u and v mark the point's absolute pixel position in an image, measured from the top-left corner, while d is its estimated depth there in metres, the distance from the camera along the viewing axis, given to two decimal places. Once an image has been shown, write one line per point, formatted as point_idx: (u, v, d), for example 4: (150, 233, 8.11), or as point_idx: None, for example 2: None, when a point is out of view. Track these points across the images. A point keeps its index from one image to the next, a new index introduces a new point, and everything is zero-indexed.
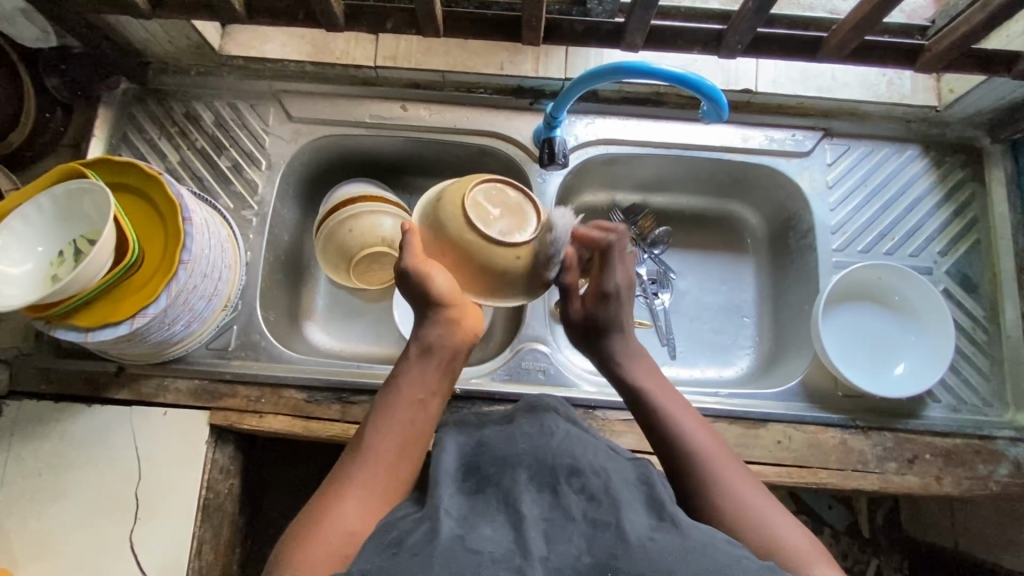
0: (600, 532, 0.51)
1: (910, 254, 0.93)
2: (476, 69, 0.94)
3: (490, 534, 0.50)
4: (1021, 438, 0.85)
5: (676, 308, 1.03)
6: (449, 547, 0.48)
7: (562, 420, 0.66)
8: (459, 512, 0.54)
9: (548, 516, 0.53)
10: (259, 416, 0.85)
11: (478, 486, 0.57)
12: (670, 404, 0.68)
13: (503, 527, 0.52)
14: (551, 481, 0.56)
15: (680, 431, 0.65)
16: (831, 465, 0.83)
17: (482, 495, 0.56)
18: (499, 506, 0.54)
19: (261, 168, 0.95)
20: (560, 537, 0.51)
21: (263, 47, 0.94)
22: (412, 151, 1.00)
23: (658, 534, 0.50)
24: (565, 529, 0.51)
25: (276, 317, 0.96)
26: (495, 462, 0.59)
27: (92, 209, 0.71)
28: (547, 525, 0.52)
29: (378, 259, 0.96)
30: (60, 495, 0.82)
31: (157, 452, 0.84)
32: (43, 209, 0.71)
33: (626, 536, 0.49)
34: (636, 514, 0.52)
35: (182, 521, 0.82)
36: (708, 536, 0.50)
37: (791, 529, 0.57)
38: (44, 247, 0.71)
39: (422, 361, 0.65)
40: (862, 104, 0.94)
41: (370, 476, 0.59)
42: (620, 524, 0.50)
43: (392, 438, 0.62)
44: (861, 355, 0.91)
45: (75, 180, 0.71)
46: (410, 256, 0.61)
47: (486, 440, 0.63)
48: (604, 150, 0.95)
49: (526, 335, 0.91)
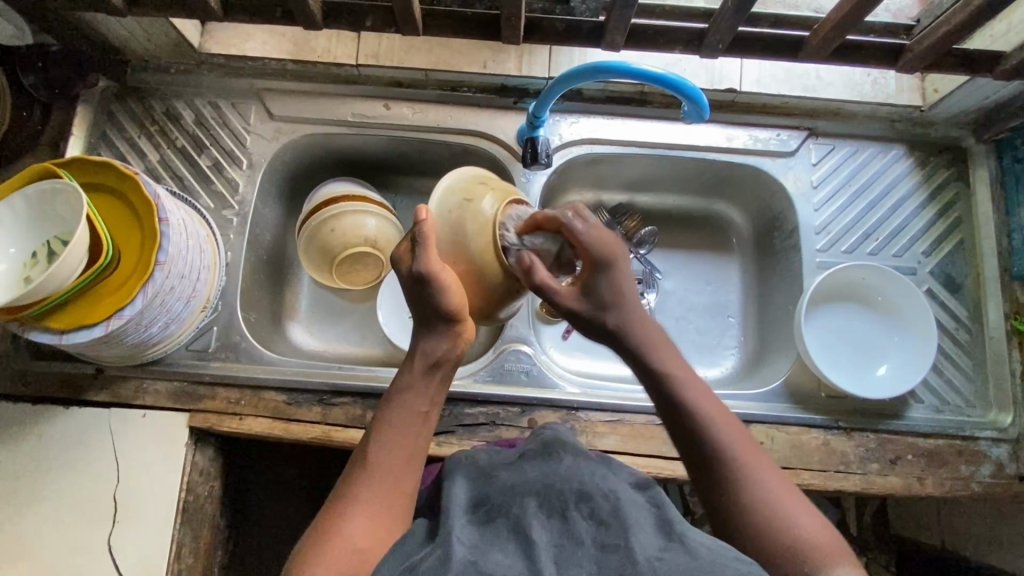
0: (609, 555, 0.49)
1: (895, 254, 0.93)
2: (459, 68, 0.93)
3: (502, 559, 0.49)
4: (1003, 439, 0.85)
5: (662, 308, 1.02)
6: (462, 569, 0.47)
7: (571, 449, 0.64)
8: (470, 540, 0.52)
9: (558, 541, 0.51)
10: (239, 418, 0.85)
11: (487, 515, 0.55)
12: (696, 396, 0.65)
13: (514, 554, 0.50)
14: (559, 507, 0.55)
15: (704, 426, 0.63)
16: (814, 466, 0.83)
17: (492, 525, 0.54)
18: (509, 536, 0.52)
19: (243, 168, 0.94)
20: (570, 563, 0.49)
21: (243, 45, 0.93)
22: (395, 150, 0.99)
23: (665, 553, 0.49)
24: (575, 554, 0.50)
25: (258, 318, 0.95)
26: (504, 491, 0.58)
27: (65, 210, 0.70)
28: (557, 551, 0.50)
29: (361, 259, 0.95)
30: (38, 499, 0.81)
31: (136, 455, 0.83)
32: (15, 209, 0.70)
33: (634, 557, 0.48)
34: (646, 536, 0.51)
35: (162, 524, 0.81)
36: (716, 553, 0.48)
37: (813, 524, 0.56)
38: (17, 248, 0.70)
39: (420, 373, 0.64)
40: (847, 103, 0.93)
41: (374, 494, 0.57)
42: (629, 544, 0.49)
43: (392, 454, 0.60)
44: (846, 356, 0.91)
45: (47, 180, 0.70)
46: (426, 262, 0.59)
47: (497, 473, 0.62)
48: (587, 150, 0.95)
49: (509, 336, 0.90)
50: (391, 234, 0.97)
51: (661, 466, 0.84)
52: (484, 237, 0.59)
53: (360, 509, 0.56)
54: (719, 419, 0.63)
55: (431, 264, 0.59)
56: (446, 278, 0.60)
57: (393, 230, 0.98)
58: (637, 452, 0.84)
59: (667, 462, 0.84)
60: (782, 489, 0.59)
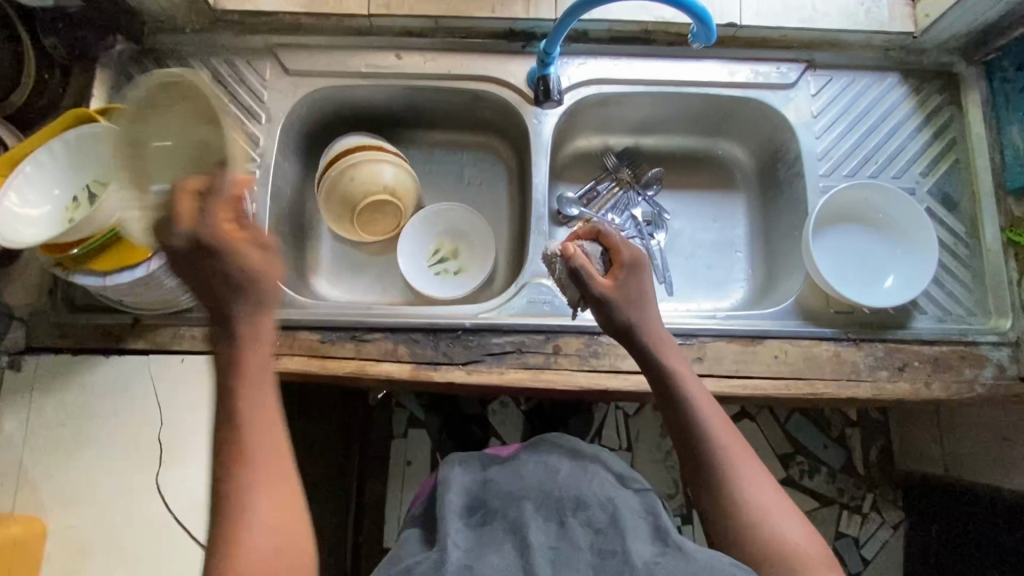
0: (606, 559, 0.57)
1: (895, 175, 0.97)
2: (469, 14, 0.96)
3: (497, 561, 0.57)
4: (1004, 342, 0.90)
5: (671, 247, 1.08)
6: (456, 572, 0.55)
7: (567, 455, 0.73)
8: (466, 544, 0.60)
9: (556, 544, 0.59)
10: (276, 358, 0.88)
11: (485, 518, 0.65)
12: (695, 396, 0.71)
13: (510, 553, 0.58)
14: (558, 514, 0.63)
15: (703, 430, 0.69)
16: (826, 375, 0.88)
17: (489, 528, 0.63)
18: (507, 536, 0.61)
19: (262, 122, 0.97)
20: (567, 564, 0.57)
21: (258, 2, 0.96)
22: (408, 101, 1.03)
23: (662, 558, 0.56)
24: (572, 557, 0.58)
25: (284, 268, 0.98)
26: (500, 496, 0.68)
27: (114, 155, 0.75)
28: (553, 554, 0.58)
29: (381, 208, 1.00)
30: (87, 444, 0.85)
31: (179, 398, 0.86)
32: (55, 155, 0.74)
33: (631, 561, 0.55)
34: (640, 541, 0.59)
35: (206, 461, 0.85)
36: (712, 558, 0.56)
37: (804, 538, 0.63)
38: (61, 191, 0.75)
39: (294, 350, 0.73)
40: (842, 34, 0.97)
41: (276, 522, 0.53)
42: (626, 550, 0.57)
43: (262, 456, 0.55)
44: (853, 275, 0.95)
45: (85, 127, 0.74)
46: None
47: (495, 483, 0.69)
48: (596, 90, 0.98)
49: (531, 272, 0.94)
50: (409, 184, 1.01)
51: None
52: None
53: (263, 544, 0.52)
54: (721, 429, 0.69)
55: None
56: (228, 183, 0.61)
57: (410, 177, 1.01)
58: None
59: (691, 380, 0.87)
60: (773, 499, 0.65)
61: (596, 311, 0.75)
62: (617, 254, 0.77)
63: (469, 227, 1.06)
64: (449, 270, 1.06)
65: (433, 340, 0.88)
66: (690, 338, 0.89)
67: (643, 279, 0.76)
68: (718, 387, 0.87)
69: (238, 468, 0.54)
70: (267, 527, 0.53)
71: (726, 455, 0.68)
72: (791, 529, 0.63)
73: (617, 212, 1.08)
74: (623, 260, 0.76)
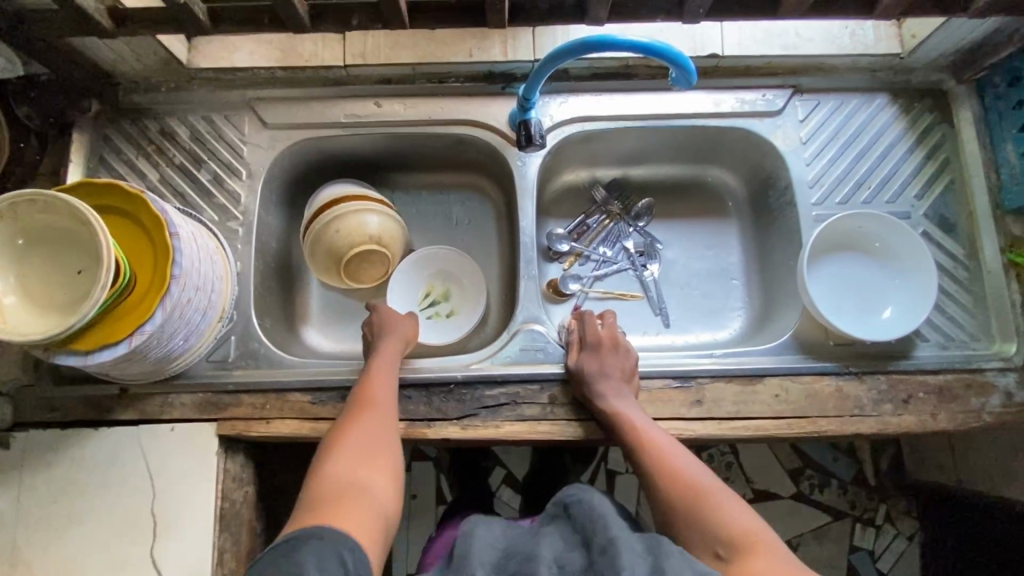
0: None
1: (889, 199, 0.95)
2: (446, 59, 0.94)
3: None
4: (1010, 368, 0.87)
5: (665, 278, 1.06)
6: None
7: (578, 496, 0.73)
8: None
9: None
10: (267, 423, 0.87)
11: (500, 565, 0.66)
12: (652, 437, 0.79)
13: None
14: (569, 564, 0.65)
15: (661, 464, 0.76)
16: (829, 412, 0.86)
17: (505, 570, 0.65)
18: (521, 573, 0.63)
19: (242, 178, 0.95)
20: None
21: (231, 57, 0.94)
22: (390, 147, 1.01)
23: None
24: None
25: (273, 323, 0.97)
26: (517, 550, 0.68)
27: (49, 210, 0.69)
28: None
29: (367, 257, 0.97)
30: (78, 521, 0.83)
31: (169, 469, 0.85)
32: (12, 237, 0.69)
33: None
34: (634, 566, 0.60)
35: (201, 532, 0.83)
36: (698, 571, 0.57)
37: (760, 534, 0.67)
38: (17, 274, 0.69)
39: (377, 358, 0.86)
40: (827, 58, 0.95)
41: (353, 467, 0.73)
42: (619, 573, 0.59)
43: (366, 440, 0.76)
44: (851, 305, 0.93)
45: (39, 205, 0.68)
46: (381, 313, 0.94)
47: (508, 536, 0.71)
48: (579, 128, 0.97)
49: (522, 318, 0.92)
50: (394, 230, 0.98)
51: (681, 428, 0.85)
52: (351, 244, 0.94)
53: (339, 480, 0.71)
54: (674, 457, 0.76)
55: (404, 327, 0.92)
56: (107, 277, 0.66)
57: (396, 224, 0.99)
58: (657, 416, 0.86)
59: (688, 424, 0.85)
60: (733, 508, 0.70)
61: (576, 389, 0.86)
62: (588, 331, 0.89)
63: (447, 262, 1.05)
64: (450, 309, 1.04)
65: (426, 395, 0.87)
66: (688, 380, 0.87)
67: (607, 354, 0.86)
68: (719, 430, 0.85)
69: (340, 434, 0.77)
70: (346, 469, 0.73)
71: (681, 479, 0.74)
72: (745, 526, 0.68)
73: (609, 244, 1.07)
74: (595, 333, 0.89)
